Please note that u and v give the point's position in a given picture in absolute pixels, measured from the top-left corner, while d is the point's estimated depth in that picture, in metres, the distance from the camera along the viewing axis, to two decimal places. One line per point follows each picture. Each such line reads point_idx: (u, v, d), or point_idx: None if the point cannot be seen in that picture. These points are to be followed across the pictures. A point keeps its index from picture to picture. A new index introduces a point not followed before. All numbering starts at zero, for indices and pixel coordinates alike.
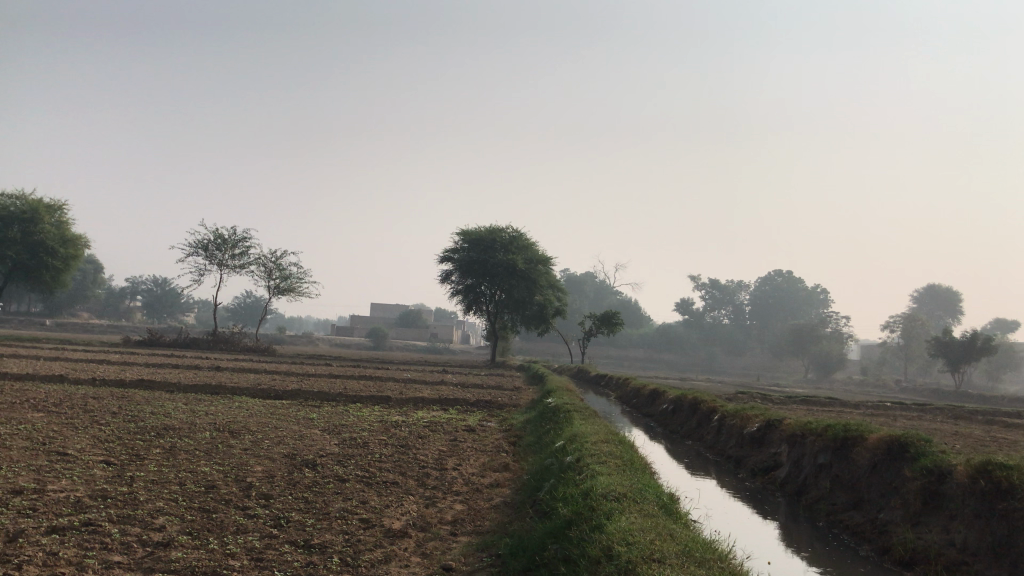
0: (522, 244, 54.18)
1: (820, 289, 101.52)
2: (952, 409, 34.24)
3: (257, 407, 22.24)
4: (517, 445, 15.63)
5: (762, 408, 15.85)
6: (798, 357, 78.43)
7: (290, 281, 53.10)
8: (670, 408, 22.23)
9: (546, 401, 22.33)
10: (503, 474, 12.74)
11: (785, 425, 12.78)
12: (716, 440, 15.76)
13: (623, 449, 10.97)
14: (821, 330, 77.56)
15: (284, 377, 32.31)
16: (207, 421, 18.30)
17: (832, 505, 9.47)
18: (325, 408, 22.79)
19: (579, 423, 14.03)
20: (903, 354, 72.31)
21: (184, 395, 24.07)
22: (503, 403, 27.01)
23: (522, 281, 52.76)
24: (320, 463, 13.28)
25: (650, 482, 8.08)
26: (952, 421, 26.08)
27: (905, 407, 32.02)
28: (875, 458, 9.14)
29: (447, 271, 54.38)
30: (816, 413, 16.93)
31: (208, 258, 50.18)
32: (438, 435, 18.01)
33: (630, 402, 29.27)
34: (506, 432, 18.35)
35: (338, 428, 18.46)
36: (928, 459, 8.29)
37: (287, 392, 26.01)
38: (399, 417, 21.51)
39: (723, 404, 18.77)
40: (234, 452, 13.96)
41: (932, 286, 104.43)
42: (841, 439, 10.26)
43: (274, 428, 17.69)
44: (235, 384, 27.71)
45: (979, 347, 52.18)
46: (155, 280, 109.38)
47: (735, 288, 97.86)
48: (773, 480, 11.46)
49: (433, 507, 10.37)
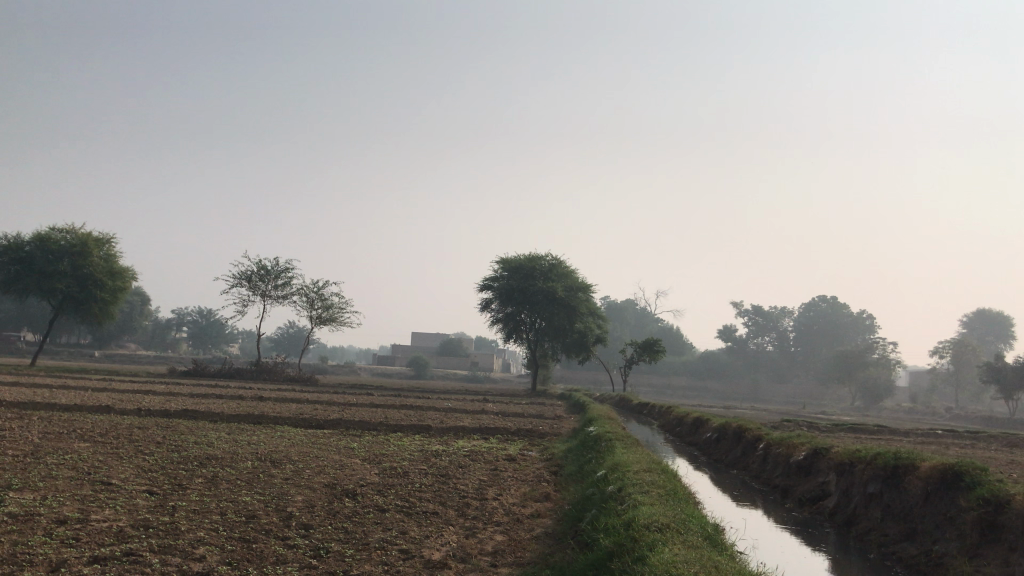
0: (562, 271, 54.12)
1: (867, 314, 99.29)
2: (1007, 437, 33.20)
3: (299, 437, 22.34)
4: (558, 474, 15.45)
5: (809, 436, 15.50)
6: (845, 383, 76.91)
7: (332, 310, 53.53)
8: (714, 437, 21.85)
9: (588, 430, 22.11)
10: (543, 504, 12.58)
11: (833, 453, 12.46)
12: (761, 469, 15.42)
13: (666, 478, 10.77)
14: (867, 356, 76.06)
15: (326, 406, 32.46)
16: (249, 450, 18.40)
17: (884, 536, 9.17)
18: (366, 437, 22.80)
19: (621, 452, 13.83)
20: (953, 381, 70.59)
21: (227, 425, 24.28)
22: (544, 432, 26.80)
23: (563, 308, 52.60)
24: (360, 493, 13.24)
25: (694, 513, 7.89)
26: (1008, 449, 25.25)
27: (957, 435, 31.12)
28: (928, 487, 8.84)
29: (487, 299, 54.45)
30: (866, 442, 16.49)
31: (252, 289, 50.86)
32: (478, 464, 17.90)
33: (673, 431, 28.85)
34: (548, 462, 18.17)
35: (378, 458, 18.44)
36: (985, 488, 7.98)
37: (329, 422, 26.09)
38: (439, 446, 21.45)
39: (769, 432, 18.40)
40: (275, 482, 13.99)
41: (983, 311, 102.08)
42: (892, 467, 9.94)
43: (315, 458, 17.72)
44: (278, 414, 27.89)
45: None
46: (201, 312, 111.18)
47: (778, 314, 96.51)
48: (822, 510, 11.14)
49: (474, 537, 10.27)
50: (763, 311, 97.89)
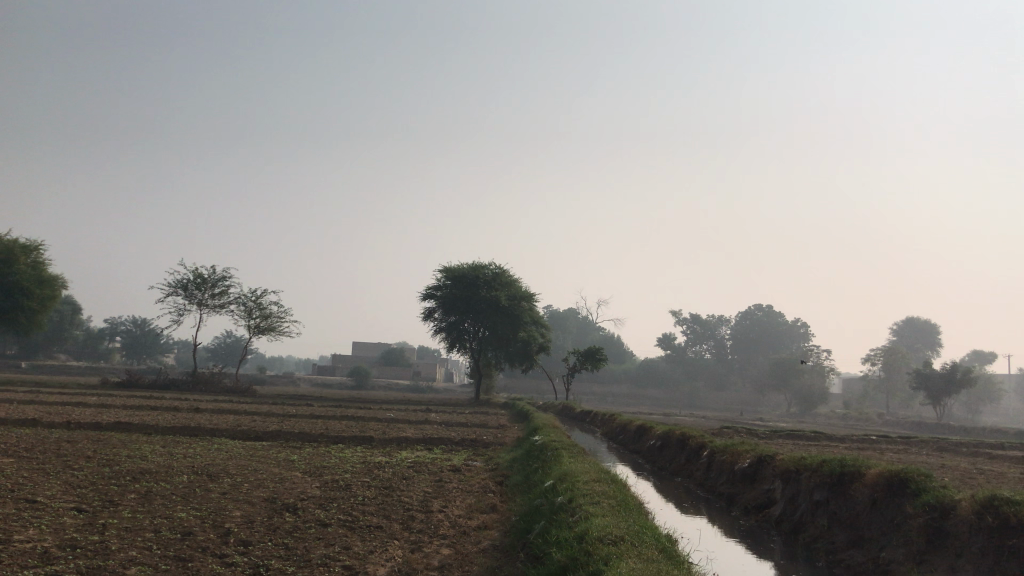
0: (505, 280, 54.06)
1: (801, 322, 101.12)
2: (937, 442, 34.04)
3: (237, 449, 21.74)
4: (504, 485, 15.30)
5: (752, 444, 15.61)
6: (781, 391, 78.34)
7: (271, 320, 52.52)
8: (658, 444, 21.93)
9: (533, 439, 22.00)
10: (490, 516, 12.40)
11: (777, 460, 12.55)
12: (706, 477, 15.49)
13: (615, 488, 10.69)
14: (802, 363, 77.62)
15: (264, 418, 31.73)
16: (185, 464, 17.80)
17: (831, 543, 9.20)
18: (307, 449, 22.28)
19: (568, 461, 13.74)
20: (885, 387, 72.40)
21: (162, 437, 23.52)
22: (489, 441, 26.58)
23: (506, 317, 52.52)
24: (302, 507, 12.86)
25: (647, 524, 7.78)
26: (939, 453, 25.87)
27: (890, 441, 31.77)
28: (874, 494, 8.89)
29: (430, 308, 54.06)
30: (807, 449, 16.70)
31: (188, 298, 49.66)
32: (423, 476, 17.62)
33: (617, 438, 28.91)
34: (493, 472, 17.97)
35: (319, 470, 18.05)
36: (931, 495, 8.04)
37: (268, 434, 25.45)
38: (382, 458, 21.11)
39: (712, 439, 18.53)
40: (213, 496, 13.53)
41: (911, 319, 105.07)
42: (838, 474, 10.00)
43: (254, 471, 17.25)
44: (215, 426, 27.16)
45: (958, 379, 52.32)
46: (134, 321, 108.27)
47: (716, 322, 98.04)
48: (768, 517, 11.18)
49: (419, 551, 10.00)
50: (702, 319, 99.32)
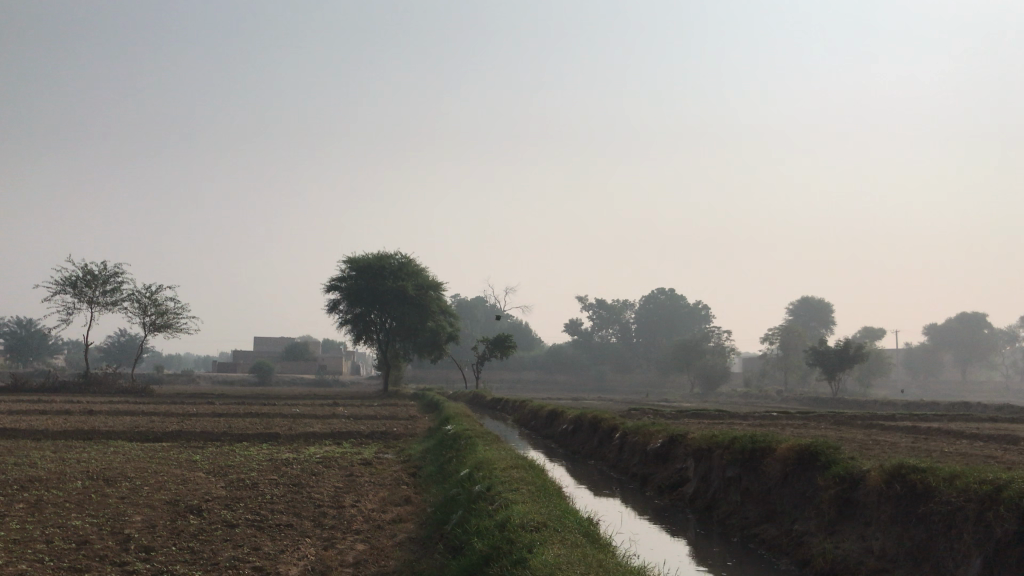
0: (412, 269, 53.47)
1: (703, 304, 103.53)
2: (833, 415, 35.40)
3: (134, 451, 20.80)
4: (417, 476, 15.08)
5: (663, 424, 15.80)
6: (684, 371, 80.26)
7: (167, 316, 50.57)
8: (570, 429, 22.01)
9: (445, 428, 21.80)
10: (404, 508, 12.17)
11: (689, 439, 12.72)
12: (619, 458, 15.62)
13: (532, 473, 10.61)
14: (704, 345, 79.66)
15: (163, 418, 30.47)
16: (79, 469, 16.85)
17: (745, 519, 9.35)
18: (211, 449, 21.45)
19: (482, 448, 13.63)
20: (782, 365, 74.97)
21: (52, 442, 22.29)
22: (399, 432, 26.21)
23: (414, 307, 52.03)
24: (207, 509, 12.32)
25: (567, 509, 7.72)
26: (836, 426, 26.88)
27: (791, 416, 32.85)
28: (785, 467, 9.08)
29: (335, 300, 52.98)
30: (715, 426, 17.03)
31: (77, 296, 47.34)
32: (333, 471, 17.18)
33: (528, 424, 29.01)
34: (405, 464, 17.71)
35: (224, 470, 17.41)
36: (839, 466, 8.24)
37: (168, 434, 24.43)
38: (290, 454, 20.56)
39: (623, 421, 18.71)
40: (109, 501, 12.84)
41: (806, 298, 109.07)
42: (749, 451, 10.16)
43: (154, 473, 16.51)
44: (110, 428, 25.88)
45: (852, 355, 54.60)
46: (19, 322, 102.81)
47: (621, 307, 99.89)
48: (682, 496, 11.30)
49: (333, 548, 9.69)
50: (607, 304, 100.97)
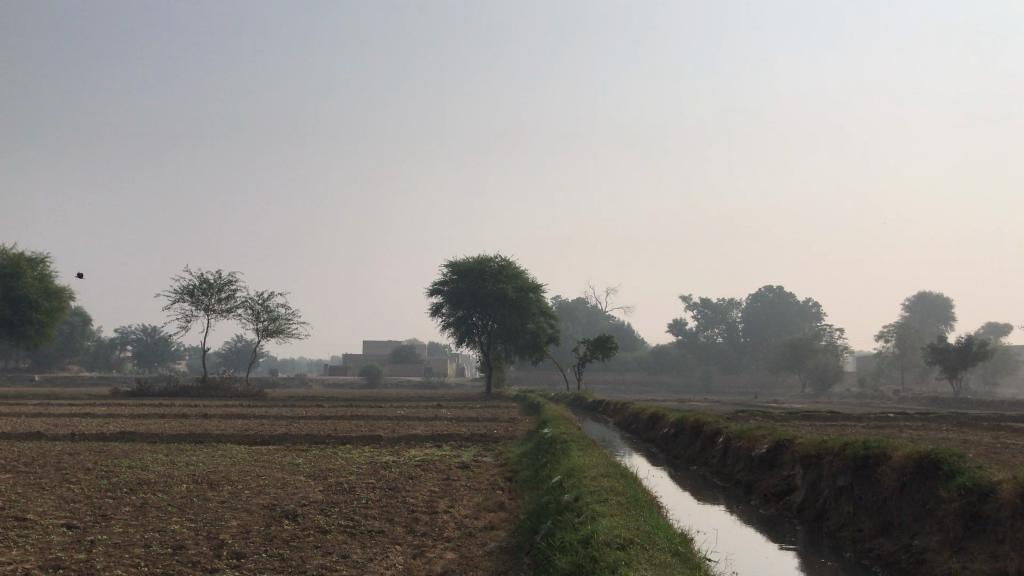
0: (512, 272, 53.47)
1: (813, 301, 99.86)
2: (959, 416, 33.23)
3: (241, 455, 21.29)
4: (513, 481, 14.80)
5: (770, 428, 15.02)
6: (794, 372, 77.54)
7: (279, 322, 52.07)
8: (672, 432, 21.36)
9: (543, 432, 21.43)
10: (497, 515, 11.86)
11: (796, 445, 11.97)
12: (722, 464, 14.94)
13: (626, 483, 10.12)
14: (815, 344, 76.76)
15: (274, 421, 31.24)
16: (185, 473, 17.29)
17: (858, 532, 8.64)
18: (314, 452, 21.75)
19: (577, 454, 13.21)
20: (899, 364, 71.52)
21: (166, 445, 23.08)
22: (499, 435, 26.04)
23: (514, 310, 52.06)
24: (302, 513, 12.33)
25: (660, 524, 7.23)
26: (961, 428, 25.19)
27: (910, 417, 31.08)
28: (903, 477, 8.31)
29: (438, 304, 53.59)
30: (826, 431, 16.07)
31: (195, 304, 49.30)
32: (429, 475, 17.10)
33: (630, 427, 28.35)
34: (503, 467, 17.47)
35: (323, 473, 17.55)
36: (966, 477, 7.43)
37: (275, 437, 24.97)
38: (390, 457, 20.63)
39: (727, 424, 17.94)
40: (210, 506, 13.04)
41: (922, 293, 104.11)
42: (862, 457, 9.40)
43: (256, 476, 16.77)
44: (222, 431, 26.62)
45: (974, 352, 51.46)
46: (144, 330, 108.67)
47: (727, 305, 96.90)
48: (789, 505, 10.60)
49: (422, 557, 9.44)
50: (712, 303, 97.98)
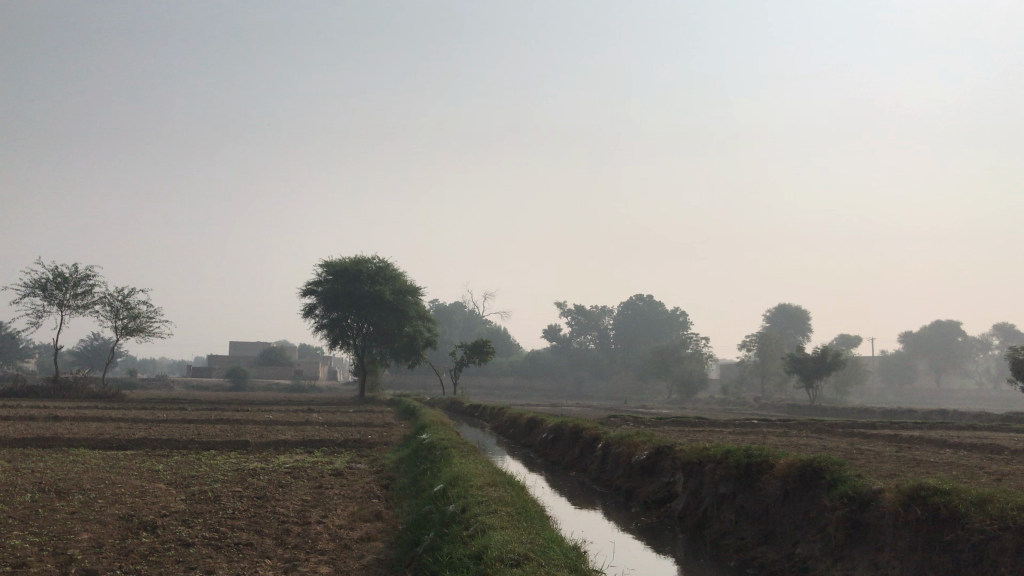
0: (389, 274, 52.56)
1: (681, 311, 102.97)
2: (817, 423, 34.82)
3: (94, 461, 19.81)
4: (390, 488, 14.33)
5: (648, 434, 15.13)
6: (663, 378, 79.75)
7: (140, 320, 49.37)
8: (550, 438, 21.29)
9: (420, 437, 21.03)
10: (374, 525, 11.38)
11: (676, 451, 12.08)
12: (601, 470, 14.94)
13: (512, 492, 9.86)
14: (682, 351, 79.17)
15: (131, 425, 29.34)
16: (31, 481, 15.89)
17: (740, 540, 8.69)
18: (176, 458, 20.53)
19: (459, 461, 12.89)
20: (760, 372, 74.61)
21: (10, 451, 21.27)
22: (373, 441, 25.34)
23: (391, 312, 51.18)
24: (162, 525, 11.47)
25: (553, 537, 7.01)
26: (819, 435, 26.31)
27: (772, 424, 32.27)
28: (785, 484, 8.41)
29: (311, 305, 52.00)
30: (703, 438, 16.32)
31: (47, 299, 46.07)
32: (301, 482, 16.34)
33: (506, 432, 28.25)
34: (378, 475, 16.93)
35: (186, 481, 16.51)
36: (847, 486, 7.57)
37: (132, 442, 23.42)
38: (258, 464, 19.70)
39: (605, 430, 18.00)
40: (58, 517, 11.95)
41: (782, 305, 109.19)
42: (744, 465, 9.50)
43: (111, 484, 15.58)
44: (74, 435, 24.78)
45: (829, 361, 54.12)
46: None
47: (600, 313, 99.06)
48: (670, 513, 10.62)
49: (293, 571, 8.89)
50: (585, 309, 100.02)
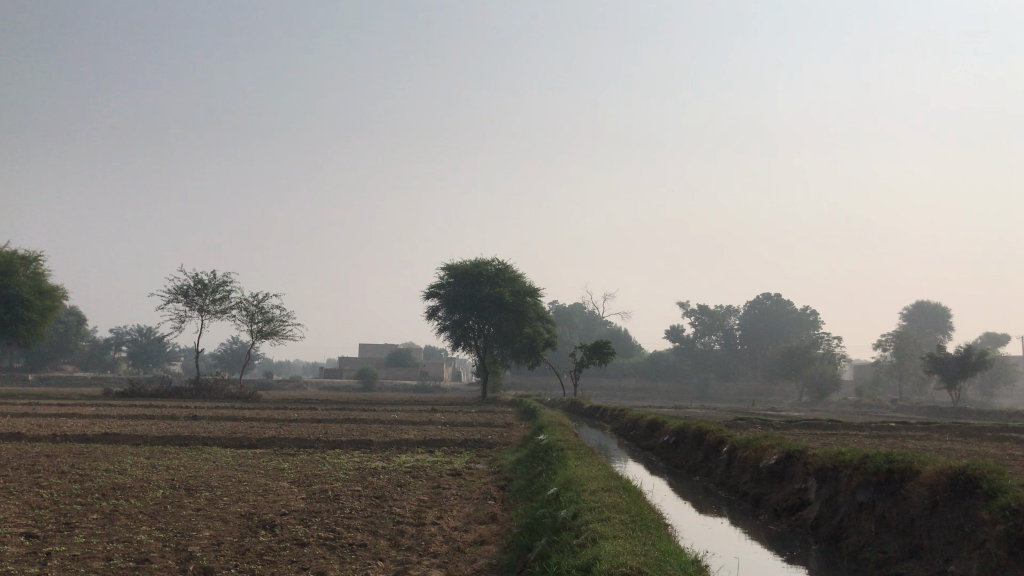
0: (509, 276, 52.61)
1: (811, 310, 98.98)
2: (963, 426, 32.40)
3: (225, 459, 20.47)
4: (506, 490, 14.02)
5: (777, 438, 14.23)
6: (792, 379, 76.63)
7: (273, 324, 51.25)
8: (672, 441, 20.54)
9: (538, 438, 20.70)
10: (488, 528, 11.10)
11: (808, 456, 11.25)
12: (727, 475, 14.18)
13: (629, 498, 9.35)
14: (812, 352, 75.84)
15: (264, 424, 30.37)
16: (164, 478, 16.43)
17: (881, 553, 7.90)
18: (301, 456, 20.93)
19: (576, 464, 12.45)
20: (897, 373, 70.65)
21: (151, 448, 22.26)
22: (493, 441, 25.23)
23: (511, 314, 51.27)
24: (280, 524, 11.53)
25: (671, 550, 6.47)
26: (964, 439, 24.42)
27: (913, 428, 30.28)
28: (935, 494, 7.58)
29: (434, 307, 52.80)
30: (836, 442, 15.28)
31: (189, 304, 48.45)
32: (419, 482, 16.30)
33: (627, 434, 27.61)
34: (496, 475, 16.71)
35: (308, 479, 16.74)
36: (1010, 496, 6.71)
37: (263, 440, 24.19)
38: (379, 463, 19.82)
39: (730, 433, 17.19)
40: (183, 514, 12.22)
41: (921, 302, 103.38)
42: (885, 472, 8.66)
43: (237, 483, 15.94)
44: (209, 434, 25.71)
45: (974, 361, 50.61)
46: (139, 331, 107.57)
47: (725, 313, 96.11)
48: (802, 522, 9.84)
49: (404, 575, 8.65)
50: (709, 310, 97.28)
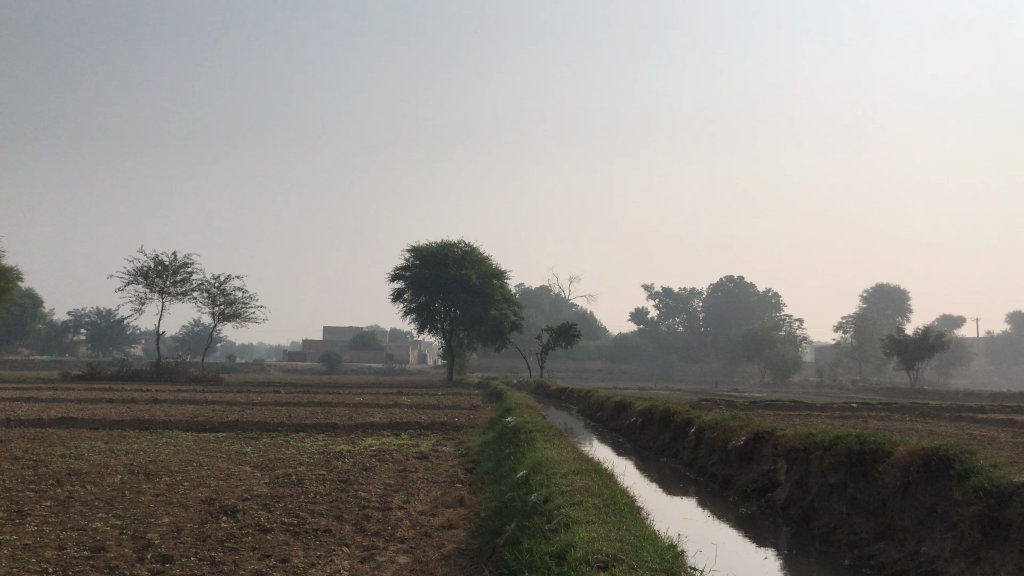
0: (475, 258, 52.30)
1: (774, 292, 99.93)
2: (922, 407, 32.86)
3: (186, 443, 20.06)
4: (473, 473, 13.87)
5: (744, 419, 14.19)
6: (754, 361, 77.49)
7: (235, 306, 50.49)
8: (640, 422, 20.47)
9: (505, 421, 20.54)
10: (455, 512, 10.93)
11: (778, 437, 11.21)
12: (694, 456, 14.14)
13: (601, 481, 9.22)
14: (774, 334, 76.71)
15: (225, 407, 29.89)
16: (122, 463, 15.99)
17: (853, 535, 7.87)
18: (264, 440, 20.57)
19: (544, 446, 12.31)
20: (857, 355, 71.65)
21: (108, 432, 21.75)
22: (459, 424, 25.07)
23: (478, 296, 51.04)
24: (242, 509, 11.27)
25: (646, 535, 6.34)
26: (923, 419, 24.75)
27: (872, 408, 30.70)
28: (906, 475, 7.54)
29: (400, 289, 52.34)
30: (801, 423, 15.30)
31: (149, 286, 47.52)
32: (385, 465, 16.07)
33: (593, 416, 27.59)
34: (462, 459, 16.52)
35: (271, 463, 16.42)
36: (982, 478, 6.67)
37: (224, 424, 23.78)
38: (345, 446, 19.55)
39: (698, 414, 17.15)
40: (142, 500, 11.87)
41: (881, 285, 104.79)
42: (857, 453, 8.61)
43: (197, 467, 15.57)
44: (170, 418, 25.22)
45: (931, 343, 51.34)
46: (98, 313, 105.53)
47: (689, 295, 96.70)
48: (772, 503, 9.81)
49: (370, 561, 8.43)
50: (674, 292, 97.82)
